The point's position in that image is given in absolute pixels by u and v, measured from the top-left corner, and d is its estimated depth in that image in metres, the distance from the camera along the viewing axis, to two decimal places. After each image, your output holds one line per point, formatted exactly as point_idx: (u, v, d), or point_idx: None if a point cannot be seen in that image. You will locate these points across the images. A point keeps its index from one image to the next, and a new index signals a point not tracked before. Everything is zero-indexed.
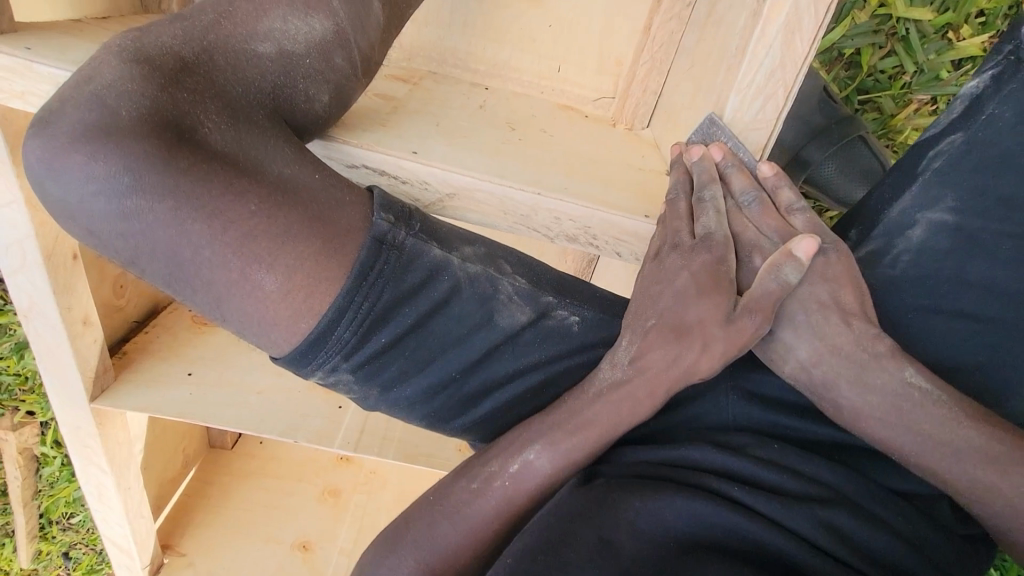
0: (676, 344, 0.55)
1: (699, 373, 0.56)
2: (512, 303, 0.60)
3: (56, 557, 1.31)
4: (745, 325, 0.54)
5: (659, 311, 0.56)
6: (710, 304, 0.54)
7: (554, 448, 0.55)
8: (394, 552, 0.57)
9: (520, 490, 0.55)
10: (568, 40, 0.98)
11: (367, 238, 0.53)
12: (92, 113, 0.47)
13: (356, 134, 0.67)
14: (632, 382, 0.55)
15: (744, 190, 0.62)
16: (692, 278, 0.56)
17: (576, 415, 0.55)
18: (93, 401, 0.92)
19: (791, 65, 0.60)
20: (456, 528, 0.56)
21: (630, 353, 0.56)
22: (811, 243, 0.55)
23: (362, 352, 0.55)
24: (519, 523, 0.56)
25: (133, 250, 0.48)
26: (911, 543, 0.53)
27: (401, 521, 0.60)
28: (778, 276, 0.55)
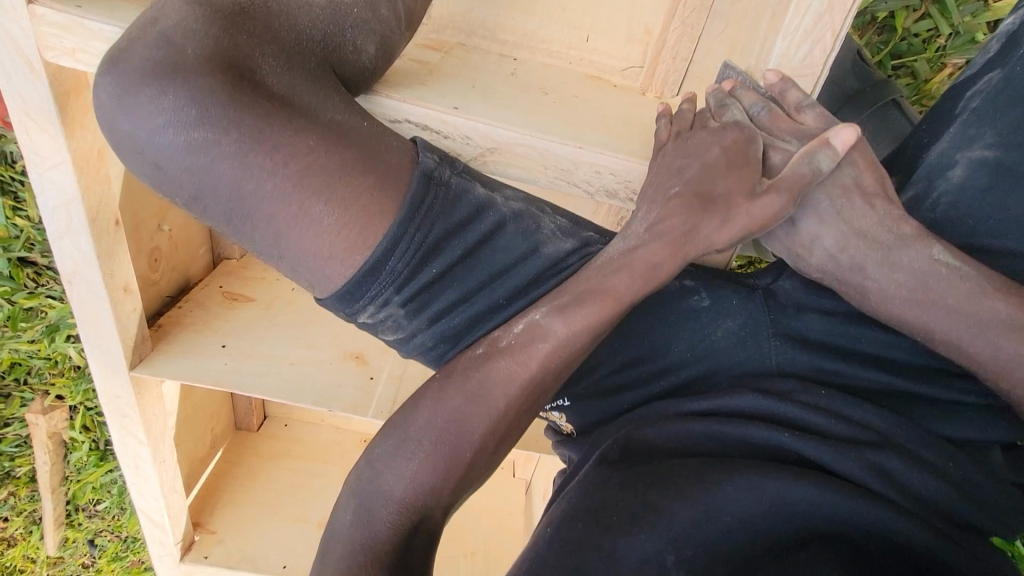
0: (700, 211, 0.55)
1: (717, 243, 0.56)
2: (556, 236, 0.61)
3: (81, 546, 1.33)
4: (771, 204, 0.54)
5: (683, 180, 0.57)
6: (735, 175, 0.55)
7: (561, 312, 0.55)
8: (406, 440, 0.56)
9: (529, 351, 0.54)
10: (598, 9, 0.98)
11: (415, 174, 0.55)
12: (159, 51, 0.48)
13: (396, 90, 0.68)
14: (647, 243, 0.55)
15: (753, 103, 0.60)
16: (723, 153, 0.56)
17: (600, 306, 0.54)
18: (134, 369, 0.94)
19: (840, 10, 0.59)
20: (474, 403, 0.55)
21: (646, 220, 0.57)
22: (850, 132, 0.53)
23: (414, 283, 0.56)
24: (528, 399, 0.56)
25: (198, 187, 0.49)
26: (961, 488, 0.52)
27: (409, 405, 0.58)
28: (811, 162, 0.54)
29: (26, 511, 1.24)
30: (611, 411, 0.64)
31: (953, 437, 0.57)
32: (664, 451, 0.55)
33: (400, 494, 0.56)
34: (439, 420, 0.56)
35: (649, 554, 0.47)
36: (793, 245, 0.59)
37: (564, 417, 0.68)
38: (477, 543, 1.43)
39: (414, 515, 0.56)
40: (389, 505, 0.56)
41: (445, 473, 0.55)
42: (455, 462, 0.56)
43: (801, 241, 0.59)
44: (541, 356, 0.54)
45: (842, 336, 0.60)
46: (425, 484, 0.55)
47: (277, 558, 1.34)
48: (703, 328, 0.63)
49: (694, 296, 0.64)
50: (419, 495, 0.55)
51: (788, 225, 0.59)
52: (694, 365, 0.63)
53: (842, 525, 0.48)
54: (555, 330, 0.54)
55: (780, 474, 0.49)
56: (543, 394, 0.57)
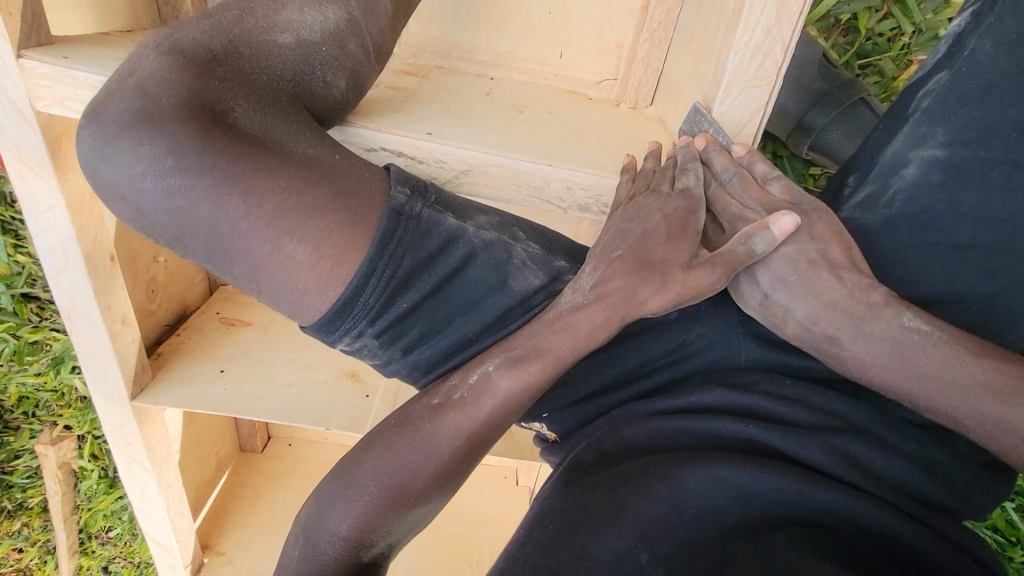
0: (636, 276, 0.57)
1: (653, 308, 0.58)
2: (527, 267, 0.63)
3: (96, 573, 1.35)
4: (703, 275, 0.57)
5: (626, 244, 0.59)
6: (672, 244, 0.58)
7: (511, 368, 0.57)
8: (351, 482, 0.60)
9: (478, 404, 0.57)
10: (569, 27, 1.01)
11: (384, 209, 0.57)
12: (137, 103, 0.51)
13: (372, 119, 0.71)
14: (590, 304, 0.58)
15: (725, 169, 0.63)
16: (663, 221, 0.59)
17: (543, 368, 0.57)
18: (134, 399, 0.96)
19: (787, 23, 0.61)
20: (423, 452, 0.57)
21: (592, 279, 0.59)
22: (789, 220, 0.56)
23: (388, 315, 0.59)
24: (474, 447, 0.58)
25: (179, 227, 0.52)
26: (925, 467, 0.53)
27: (360, 446, 0.61)
28: (748, 244, 0.56)
29: (40, 541, 1.26)
30: (593, 414, 0.66)
31: (917, 423, 0.58)
32: (636, 448, 0.56)
33: (344, 534, 0.59)
34: (385, 462, 0.58)
35: (620, 548, 0.49)
36: (769, 313, 0.59)
37: (546, 426, 0.69)
38: (481, 552, 1.45)
39: (358, 553, 0.59)
40: (334, 544, 0.59)
41: (391, 513, 0.58)
42: (401, 503, 0.58)
43: (775, 312, 0.59)
44: (486, 412, 0.57)
45: None
46: (369, 524, 0.58)
47: None
48: (675, 335, 0.64)
49: (662, 310, 0.64)
50: (361, 536, 0.59)
51: (761, 296, 0.60)
52: (666, 370, 0.64)
53: (808, 510, 0.49)
54: (500, 389, 0.57)
55: (748, 464, 0.51)
56: (494, 443, 0.59)
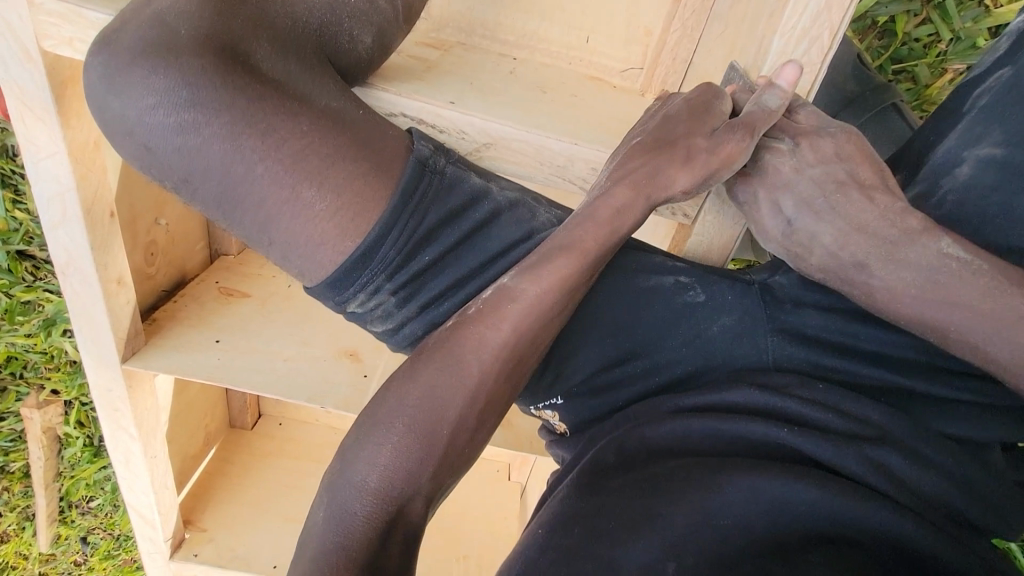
0: (658, 153, 0.55)
1: (679, 185, 0.55)
2: (552, 225, 0.60)
3: (73, 543, 1.32)
4: (729, 143, 0.54)
5: (645, 131, 0.57)
6: (696, 120, 0.55)
7: (530, 271, 0.54)
8: (379, 426, 0.55)
9: (502, 311, 0.54)
10: (598, 10, 0.98)
11: (410, 159, 0.55)
12: (151, 31, 0.48)
13: (393, 84, 0.67)
14: (610, 187, 0.55)
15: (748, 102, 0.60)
16: (685, 105, 0.57)
17: (568, 262, 0.54)
18: (125, 362, 0.93)
19: (837, 8, 0.58)
20: (449, 375, 0.54)
21: (611, 170, 0.57)
22: (794, 70, 0.54)
23: (406, 271, 0.56)
24: (506, 365, 0.54)
25: (189, 168, 0.49)
26: (961, 485, 0.51)
27: (386, 389, 0.57)
28: (760, 103, 0.55)
29: (19, 508, 1.23)
30: (608, 408, 0.63)
31: (955, 436, 0.55)
32: (660, 450, 0.54)
33: (375, 486, 0.54)
34: (415, 397, 0.54)
35: (647, 562, 0.46)
36: (791, 243, 0.57)
37: (557, 416, 0.66)
38: (469, 546, 1.42)
39: (391, 505, 0.54)
40: (364, 496, 0.54)
41: (422, 453, 0.54)
42: (431, 441, 0.54)
43: (799, 239, 0.56)
44: (513, 317, 0.53)
45: (845, 332, 0.58)
46: (399, 470, 0.54)
47: (269, 559, 1.31)
48: (699, 325, 0.62)
49: (689, 292, 0.63)
50: (393, 484, 0.54)
51: (784, 224, 0.57)
52: (685, 364, 0.62)
53: (842, 526, 0.47)
54: (526, 292, 0.53)
55: (783, 472, 0.48)
56: (525, 361, 0.56)
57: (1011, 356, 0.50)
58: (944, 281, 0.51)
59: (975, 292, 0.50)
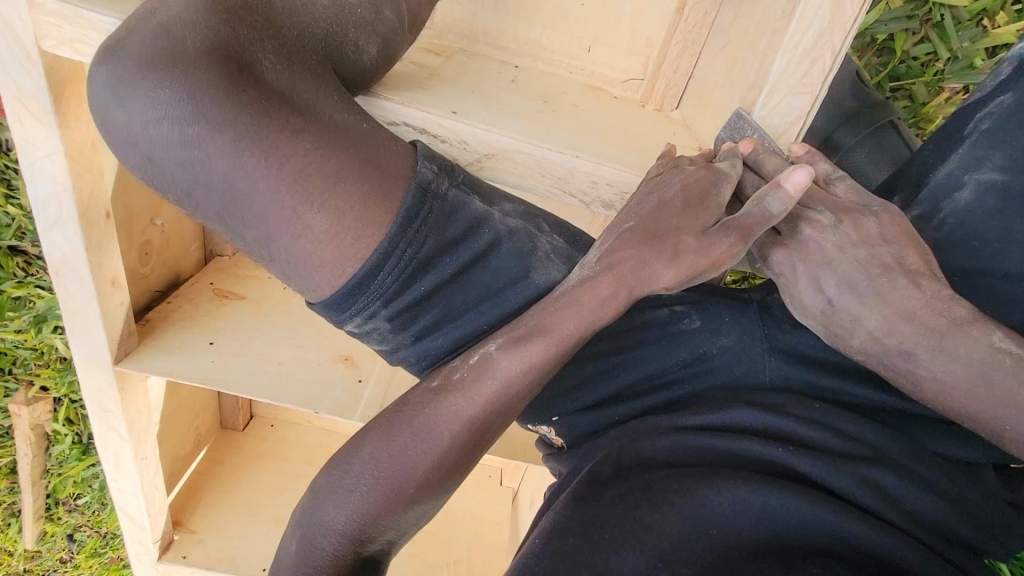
0: (648, 244, 0.54)
1: (662, 283, 0.54)
2: (550, 260, 0.60)
3: (60, 540, 1.31)
4: (719, 243, 0.53)
5: (639, 215, 0.56)
6: (689, 215, 0.54)
7: (515, 348, 0.54)
8: (350, 472, 0.56)
9: (478, 385, 0.54)
10: (601, 21, 0.98)
11: (412, 184, 0.55)
12: (158, 42, 0.48)
13: (396, 93, 0.67)
14: (597, 277, 0.54)
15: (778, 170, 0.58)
16: (682, 190, 0.55)
17: (547, 349, 0.53)
18: (118, 363, 0.92)
19: (840, 29, 0.58)
20: (419, 439, 0.54)
21: (601, 251, 0.56)
22: (803, 174, 0.52)
23: (402, 299, 0.56)
24: (476, 435, 0.55)
25: (192, 179, 0.50)
26: (954, 504, 0.51)
27: (358, 434, 0.58)
28: (761, 205, 0.53)
29: (6, 503, 1.21)
30: (604, 424, 0.63)
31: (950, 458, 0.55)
32: (656, 464, 0.54)
33: (340, 530, 0.55)
34: (383, 453, 0.55)
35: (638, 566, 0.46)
36: (832, 323, 0.55)
37: (554, 432, 0.66)
38: (459, 551, 1.41)
39: (358, 547, 0.56)
40: (331, 538, 0.56)
41: (391, 504, 0.55)
42: (401, 494, 0.55)
43: (840, 321, 0.55)
44: (487, 396, 0.53)
45: (843, 353, 0.59)
46: (368, 517, 0.55)
47: (258, 562, 1.30)
48: (698, 344, 0.62)
49: (685, 319, 0.64)
50: (358, 533, 0.55)
51: (824, 302, 0.56)
52: (683, 381, 0.62)
53: (834, 543, 0.47)
54: (505, 369, 0.53)
55: (778, 488, 0.48)
56: (492, 433, 0.56)
57: (1005, 382, 0.51)
58: (936, 303, 0.53)
59: (961, 315, 0.52)
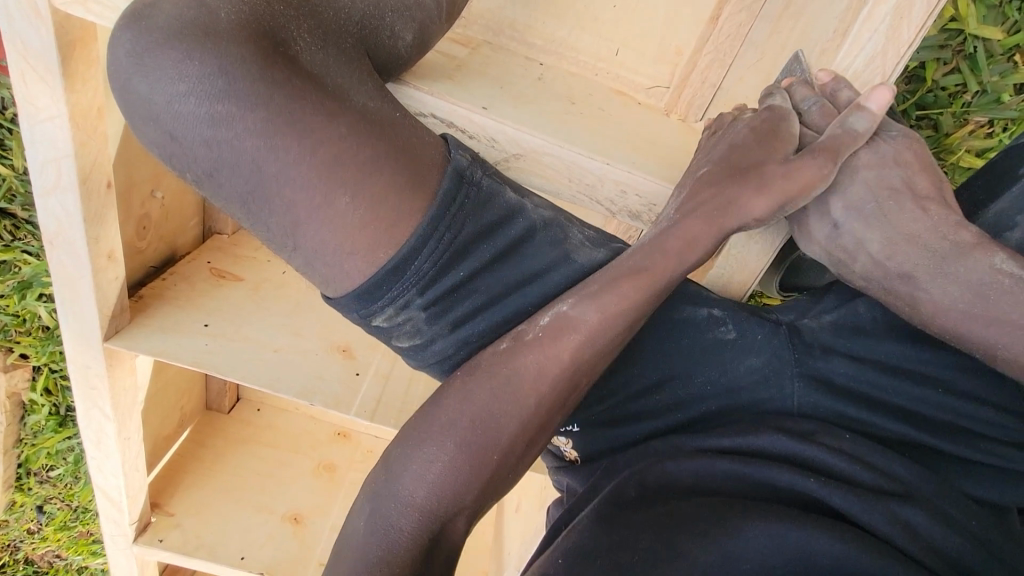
0: (732, 180, 0.54)
1: (755, 215, 0.54)
2: (586, 246, 0.61)
3: (28, 511, 1.26)
4: (808, 168, 0.52)
5: (714, 159, 0.57)
6: (767, 147, 0.54)
7: (594, 298, 0.54)
8: (429, 442, 0.55)
9: (560, 343, 0.53)
10: (631, 25, 0.96)
11: (447, 171, 0.55)
12: (191, 12, 0.47)
13: (424, 82, 0.65)
14: (682, 220, 0.54)
15: (807, 97, 0.58)
16: (751, 131, 0.56)
17: (624, 293, 0.53)
18: (106, 340, 0.89)
19: (894, 55, 0.57)
20: (506, 400, 0.54)
21: (678, 203, 0.56)
22: (885, 93, 0.52)
23: (438, 286, 0.56)
24: (562, 393, 0.55)
25: (215, 161, 0.49)
26: (986, 547, 0.49)
27: (431, 401, 0.57)
28: (844, 125, 0.53)
29: None
30: (625, 440, 0.62)
31: (980, 499, 0.54)
32: (682, 486, 0.53)
33: (421, 502, 0.54)
34: (467, 418, 0.55)
35: None
36: (835, 248, 0.57)
37: (570, 443, 0.65)
38: None
39: (436, 523, 0.55)
40: (409, 512, 0.55)
41: (473, 475, 0.54)
42: (482, 465, 0.55)
43: (845, 245, 0.56)
44: (572, 349, 0.53)
45: (874, 385, 0.58)
46: (447, 488, 0.54)
47: (236, 549, 1.26)
48: (726, 363, 0.62)
49: (720, 327, 0.63)
50: (442, 503, 0.54)
51: (830, 226, 0.56)
52: (706, 403, 0.62)
53: None
54: (554, 352, 0.53)
55: (805, 520, 0.48)
56: (580, 388, 0.56)
57: None
58: None
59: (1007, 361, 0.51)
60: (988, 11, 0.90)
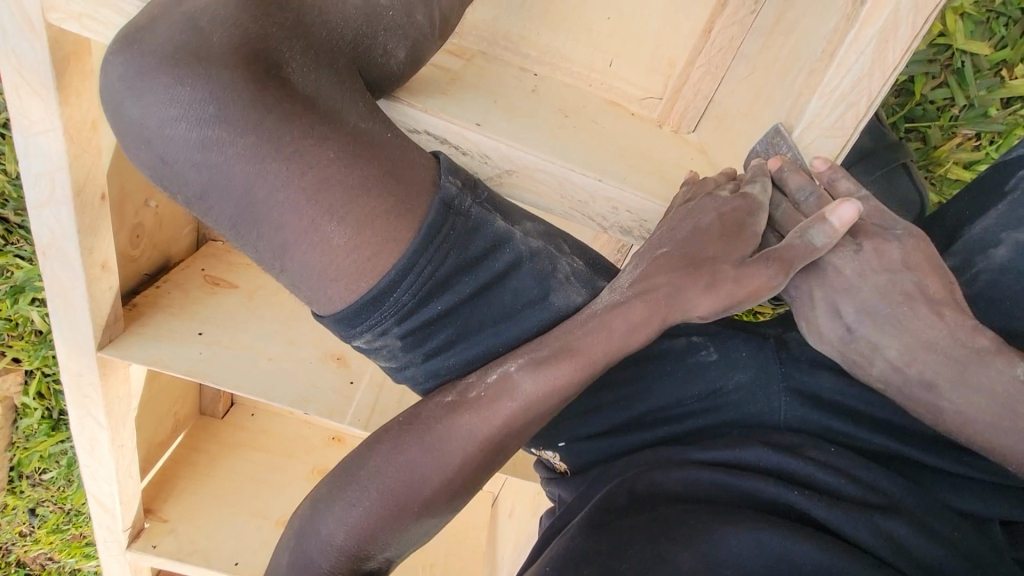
0: (681, 271, 0.54)
1: (696, 311, 0.54)
2: (569, 284, 0.61)
3: (20, 514, 1.26)
4: (756, 274, 0.52)
5: (671, 240, 0.56)
6: (727, 243, 0.53)
7: (535, 369, 0.55)
8: (354, 488, 0.57)
9: (495, 408, 0.54)
10: (625, 37, 0.97)
11: (435, 200, 0.54)
12: (183, 37, 0.48)
13: (417, 98, 0.65)
14: (627, 302, 0.55)
15: (799, 187, 0.56)
16: (718, 219, 0.55)
17: (574, 367, 0.54)
18: (100, 349, 0.89)
19: (878, 77, 0.58)
20: (433, 458, 0.55)
21: (632, 277, 0.56)
22: (850, 209, 0.50)
23: (415, 318, 0.56)
24: (492, 455, 0.56)
25: (205, 183, 0.49)
26: (965, 559, 0.50)
27: (364, 447, 0.59)
28: (804, 239, 0.52)
29: None
30: (610, 451, 0.64)
31: (963, 511, 0.55)
32: (669, 495, 0.54)
33: (341, 545, 0.57)
34: (394, 471, 0.56)
35: None
36: (850, 350, 0.55)
37: (558, 455, 0.66)
38: (435, 555, 1.40)
39: (356, 563, 0.57)
40: (330, 553, 0.57)
41: (392, 525, 0.56)
42: (404, 516, 0.56)
43: (859, 348, 0.54)
44: (504, 419, 0.54)
45: (859, 399, 0.59)
46: (367, 535, 0.56)
47: (230, 554, 1.26)
48: (714, 378, 0.62)
49: (701, 350, 0.64)
50: (359, 547, 0.57)
51: (843, 329, 0.55)
52: (694, 416, 0.62)
53: None
54: (525, 387, 0.54)
55: (791, 529, 0.49)
56: (512, 449, 0.57)
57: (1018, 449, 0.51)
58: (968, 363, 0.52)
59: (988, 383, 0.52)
60: (976, 26, 0.92)
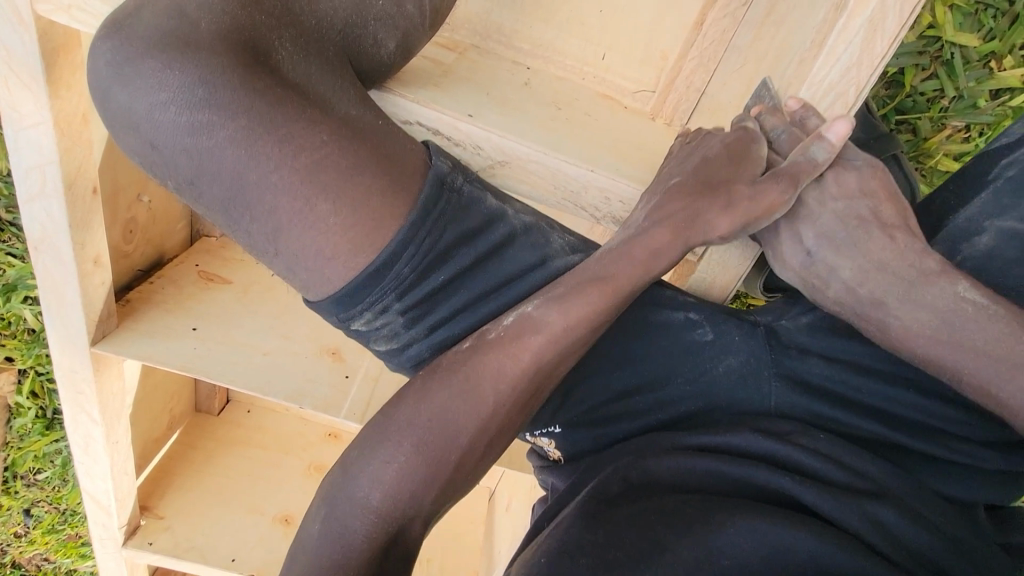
0: (700, 197, 0.56)
1: (718, 232, 0.56)
2: (567, 252, 0.62)
3: (16, 514, 1.25)
4: (770, 191, 0.55)
5: (683, 172, 0.58)
6: (737, 166, 0.56)
7: (558, 302, 0.54)
8: (387, 442, 0.55)
9: (521, 343, 0.54)
10: (618, 30, 0.97)
11: (428, 177, 0.56)
12: (171, 24, 0.48)
13: (408, 89, 0.65)
14: (651, 227, 0.56)
15: (776, 126, 0.60)
16: (724, 148, 0.57)
17: (596, 298, 0.54)
18: (94, 345, 0.89)
19: (868, 65, 0.58)
20: (466, 398, 0.54)
21: (648, 209, 0.58)
22: (844, 124, 0.53)
23: (417, 290, 0.57)
24: (524, 394, 0.55)
25: (195, 169, 0.49)
26: (954, 546, 0.51)
27: (390, 406, 0.57)
28: (805, 156, 0.55)
29: None
30: (606, 440, 0.63)
31: (947, 496, 0.56)
32: (663, 483, 0.54)
33: (376, 504, 0.53)
34: (426, 417, 0.54)
35: None
36: (810, 275, 0.58)
37: (553, 443, 0.66)
38: (432, 550, 1.40)
39: (392, 525, 0.54)
40: (364, 513, 0.53)
41: (428, 477, 0.54)
42: (440, 466, 0.54)
43: (818, 272, 0.58)
44: (533, 351, 0.53)
45: (849, 386, 0.60)
46: (403, 489, 0.54)
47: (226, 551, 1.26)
48: (705, 364, 0.63)
49: (698, 329, 0.65)
50: (397, 505, 0.54)
51: (804, 254, 0.58)
52: (687, 403, 0.63)
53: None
54: (526, 352, 0.54)
55: (781, 516, 0.49)
56: (545, 387, 0.56)
57: None
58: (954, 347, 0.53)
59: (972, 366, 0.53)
60: (965, 18, 0.92)
